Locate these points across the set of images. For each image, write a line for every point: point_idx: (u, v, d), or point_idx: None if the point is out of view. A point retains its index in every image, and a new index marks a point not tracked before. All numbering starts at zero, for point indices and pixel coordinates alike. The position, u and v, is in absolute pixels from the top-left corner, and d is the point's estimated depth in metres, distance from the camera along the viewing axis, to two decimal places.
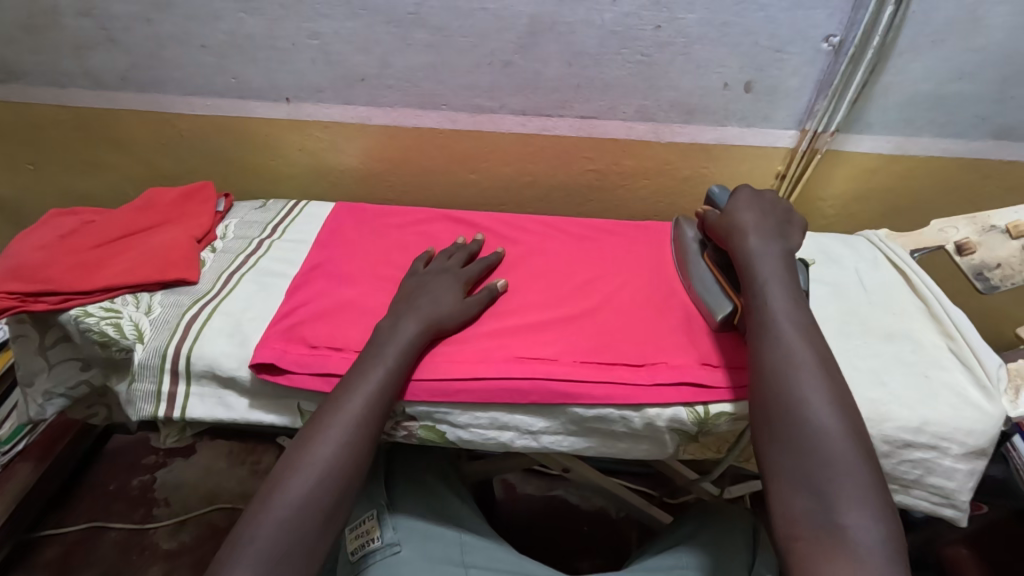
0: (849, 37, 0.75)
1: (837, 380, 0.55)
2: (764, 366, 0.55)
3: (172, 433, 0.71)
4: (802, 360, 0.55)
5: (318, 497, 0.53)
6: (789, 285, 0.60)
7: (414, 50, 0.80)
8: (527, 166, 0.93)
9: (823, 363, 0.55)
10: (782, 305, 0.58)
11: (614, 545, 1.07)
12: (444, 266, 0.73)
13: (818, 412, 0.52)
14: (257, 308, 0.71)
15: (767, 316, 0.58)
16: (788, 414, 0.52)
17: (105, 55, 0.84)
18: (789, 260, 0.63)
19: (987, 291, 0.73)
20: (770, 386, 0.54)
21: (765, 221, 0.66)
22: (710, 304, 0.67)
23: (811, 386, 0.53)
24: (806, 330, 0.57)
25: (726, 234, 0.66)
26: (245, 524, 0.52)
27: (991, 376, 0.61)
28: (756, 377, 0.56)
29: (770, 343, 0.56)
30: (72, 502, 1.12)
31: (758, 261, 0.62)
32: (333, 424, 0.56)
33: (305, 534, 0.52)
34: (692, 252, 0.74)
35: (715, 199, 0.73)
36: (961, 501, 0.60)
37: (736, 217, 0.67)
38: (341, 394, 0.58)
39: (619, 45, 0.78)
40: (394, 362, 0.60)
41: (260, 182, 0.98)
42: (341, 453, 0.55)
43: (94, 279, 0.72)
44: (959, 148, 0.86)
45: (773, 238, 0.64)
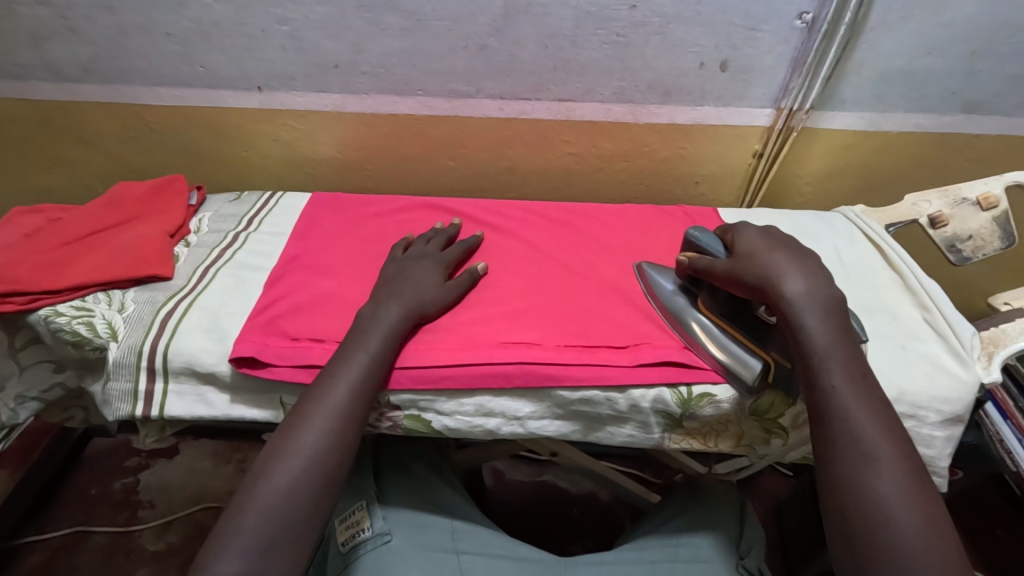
0: (822, 13, 0.75)
1: (924, 485, 0.49)
2: (838, 472, 0.50)
3: (152, 432, 0.69)
4: (884, 468, 0.49)
5: (304, 486, 0.52)
6: (854, 361, 0.53)
7: (386, 35, 0.78)
8: (505, 151, 0.92)
9: (906, 463, 0.49)
10: (850, 392, 0.52)
11: (603, 527, 1.08)
12: (423, 252, 0.73)
13: (911, 536, 0.46)
14: (235, 303, 0.70)
15: (834, 405, 0.51)
16: (875, 537, 0.47)
17: (65, 45, 0.81)
18: (838, 316, 0.55)
19: (959, 264, 0.75)
20: (848, 496, 0.49)
21: (806, 267, 0.59)
22: (735, 360, 0.61)
23: (896, 500, 0.47)
24: (883, 423, 0.51)
25: (755, 282, 0.58)
26: (230, 515, 0.51)
27: (966, 345, 0.63)
28: (830, 485, 0.50)
29: (845, 445, 0.50)
30: (53, 507, 1.09)
31: (810, 326, 0.54)
32: (317, 412, 0.56)
33: (293, 524, 0.51)
34: (682, 305, 0.66)
35: (700, 244, 0.67)
36: (941, 467, 0.62)
37: (767, 264, 0.59)
38: (323, 384, 0.57)
39: (594, 25, 0.77)
40: (376, 349, 0.60)
41: (233, 175, 0.96)
42: (326, 441, 0.55)
43: (63, 277, 0.70)
44: (930, 123, 0.88)
45: (823, 294, 0.56)
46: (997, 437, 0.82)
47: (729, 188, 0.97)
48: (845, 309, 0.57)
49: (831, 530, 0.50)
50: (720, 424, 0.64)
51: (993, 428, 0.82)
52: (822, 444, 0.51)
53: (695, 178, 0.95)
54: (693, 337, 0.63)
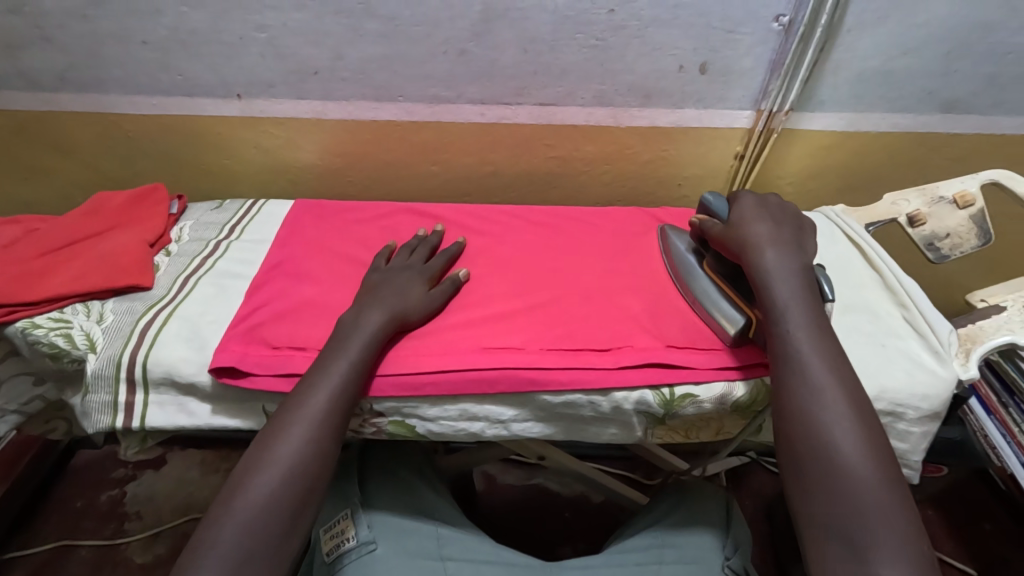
0: (798, 16, 0.76)
1: (870, 422, 0.51)
2: (789, 409, 0.53)
3: (133, 444, 0.68)
4: (833, 403, 0.52)
5: (282, 497, 0.52)
6: (813, 312, 0.57)
7: (365, 41, 0.78)
8: (488, 155, 0.92)
9: (854, 401, 0.52)
10: (807, 338, 0.55)
11: (594, 529, 1.08)
12: (407, 263, 0.72)
13: (853, 462, 0.49)
14: (216, 312, 0.69)
15: (789, 349, 0.55)
16: (820, 464, 0.49)
17: (41, 55, 0.81)
18: (807, 280, 0.59)
19: (938, 262, 0.76)
20: (795, 421, 0.52)
21: (781, 236, 0.63)
22: (723, 317, 0.64)
23: (841, 432, 0.50)
24: (835, 365, 0.54)
25: (736, 247, 0.63)
26: (206, 528, 0.50)
27: (944, 341, 0.63)
28: (783, 421, 0.53)
29: (797, 385, 0.53)
30: (37, 521, 1.08)
31: (775, 282, 0.58)
32: (296, 422, 0.55)
33: (271, 532, 0.51)
34: (690, 262, 0.71)
35: (711, 207, 0.69)
36: (914, 461, 0.63)
37: (747, 231, 0.63)
38: (302, 392, 0.57)
39: (573, 30, 0.77)
40: (356, 357, 0.59)
41: (216, 183, 0.96)
42: (305, 450, 0.54)
43: (40, 289, 0.69)
44: (907, 122, 0.89)
45: (792, 258, 0.60)
46: (983, 432, 0.82)
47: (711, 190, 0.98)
48: (816, 273, 0.61)
49: (782, 462, 0.52)
50: (702, 421, 0.64)
51: (977, 422, 0.83)
52: (778, 386, 0.54)
53: (678, 180, 0.96)
54: (693, 290, 0.68)
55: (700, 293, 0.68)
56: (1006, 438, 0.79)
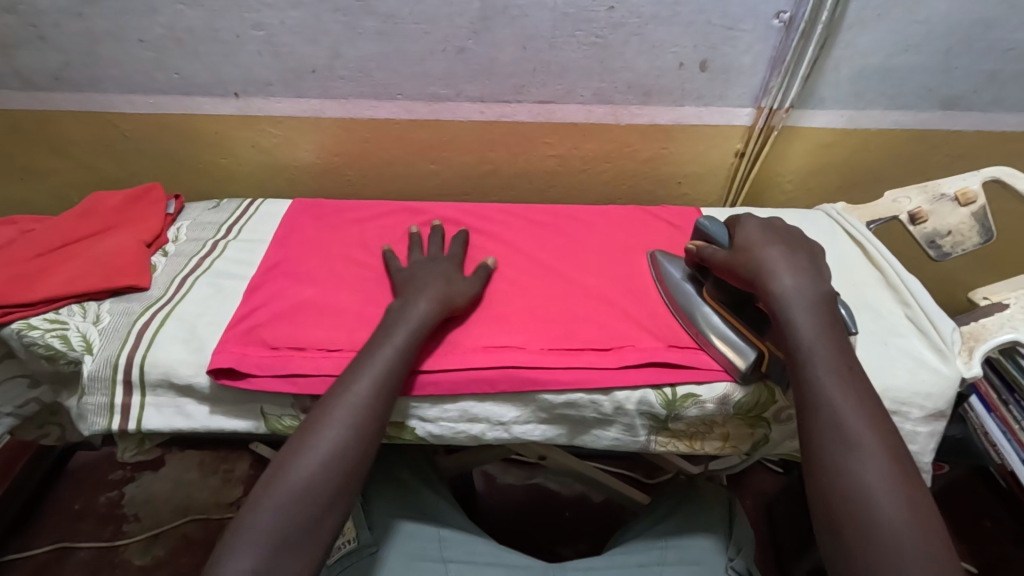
0: (799, 12, 0.75)
1: (909, 478, 0.48)
2: (823, 464, 0.50)
3: (130, 446, 0.68)
4: (871, 457, 0.49)
5: (320, 481, 0.51)
6: (842, 355, 0.54)
7: (363, 39, 0.78)
8: (487, 153, 0.91)
9: (890, 454, 0.49)
10: (838, 385, 0.52)
11: (595, 529, 1.08)
12: (431, 256, 0.72)
13: (895, 524, 0.46)
14: (213, 312, 0.69)
15: (819, 398, 0.52)
16: (857, 525, 0.47)
17: (35, 53, 0.80)
18: (827, 312, 0.57)
19: (939, 259, 0.76)
20: (832, 479, 0.49)
21: (796, 264, 0.60)
22: (735, 350, 0.61)
23: (880, 490, 0.47)
24: (870, 415, 0.51)
25: (749, 277, 0.60)
26: (246, 511, 0.50)
27: (947, 339, 0.63)
28: (816, 477, 0.50)
29: (829, 438, 0.50)
30: (34, 524, 1.07)
31: (798, 322, 0.55)
32: (339, 407, 0.54)
33: (305, 523, 0.50)
34: (689, 291, 0.67)
35: (708, 232, 0.67)
36: (921, 462, 0.62)
37: (762, 261, 0.60)
38: (348, 378, 0.56)
39: (572, 27, 0.77)
40: (402, 343, 0.59)
41: (213, 183, 0.95)
42: (348, 437, 0.53)
43: (35, 290, 0.68)
44: (908, 120, 0.88)
45: (812, 290, 0.58)
46: (983, 429, 0.82)
47: (711, 188, 0.97)
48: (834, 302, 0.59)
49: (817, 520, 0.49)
50: (705, 423, 0.64)
51: (978, 419, 0.83)
52: (810, 439, 0.51)
53: (678, 178, 0.95)
54: (697, 322, 0.64)
55: (705, 325, 0.64)
56: (1007, 435, 0.79)
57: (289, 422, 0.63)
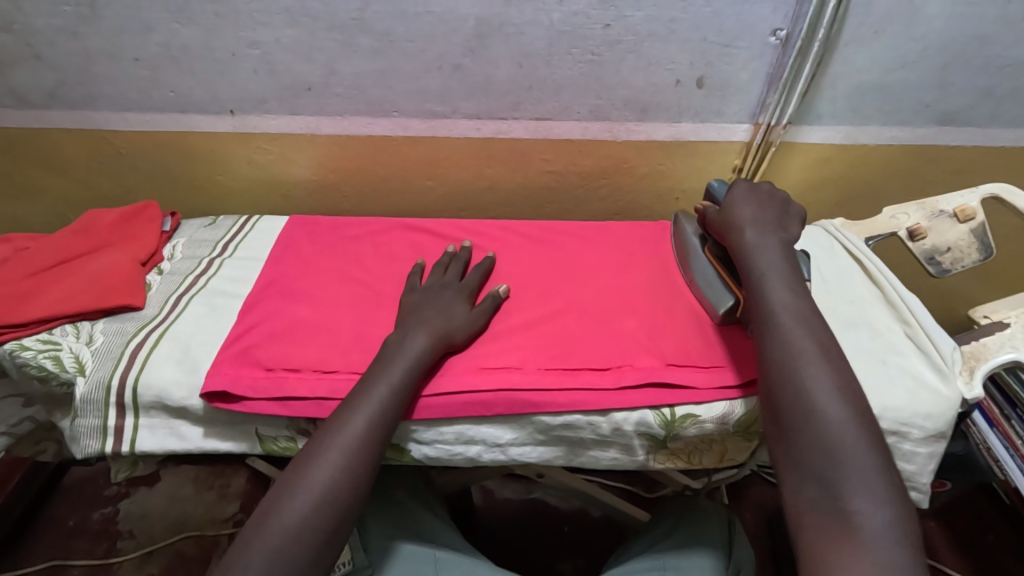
0: (795, 29, 0.75)
1: (840, 363, 0.53)
2: (765, 354, 0.54)
3: (123, 468, 0.67)
4: (808, 345, 0.53)
5: (312, 523, 0.50)
6: (791, 275, 0.59)
7: (359, 57, 0.78)
8: (484, 170, 0.91)
9: (826, 345, 0.54)
10: (783, 293, 0.57)
11: (596, 546, 1.06)
12: (443, 281, 0.72)
13: (826, 397, 0.50)
14: (207, 332, 0.68)
15: (766, 304, 0.56)
16: (793, 399, 0.51)
17: (31, 72, 0.80)
18: (789, 254, 0.61)
19: (939, 276, 0.75)
20: (774, 373, 0.53)
21: (762, 212, 0.64)
22: (715, 298, 0.67)
23: (815, 370, 0.52)
24: (809, 315, 0.56)
25: (721, 230, 0.65)
26: (236, 555, 0.48)
27: (947, 359, 0.63)
28: (760, 364, 0.54)
29: (772, 333, 0.55)
30: (27, 543, 1.06)
31: (757, 254, 0.60)
32: (332, 446, 0.54)
33: (299, 562, 0.48)
34: (694, 243, 0.73)
35: (714, 194, 0.70)
36: (923, 484, 0.62)
37: (732, 210, 0.65)
38: (340, 417, 0.56)
39: (569, 45, 0.77)
40: (397, 383, 0.58)
41: (209, 199, 0.95)
42: (342, 478, 0.52)
43: (27, 310, 0.67)
44: (906, 135, 0.88)
45: (776, 233, 0.62)
46: (986, 445, 0.81)
47: None
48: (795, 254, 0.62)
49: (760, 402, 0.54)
50: (704, 443, 0.63)
51: (981, 435, 0.82)
52: (756, 340, 0.56)
53: (676, 193, 0.95)
54: (696, 273, 0.71)
55: (700, 276, 0.71)
56: (1009, 450, 0.78)
57: (284, 443, 0.62)
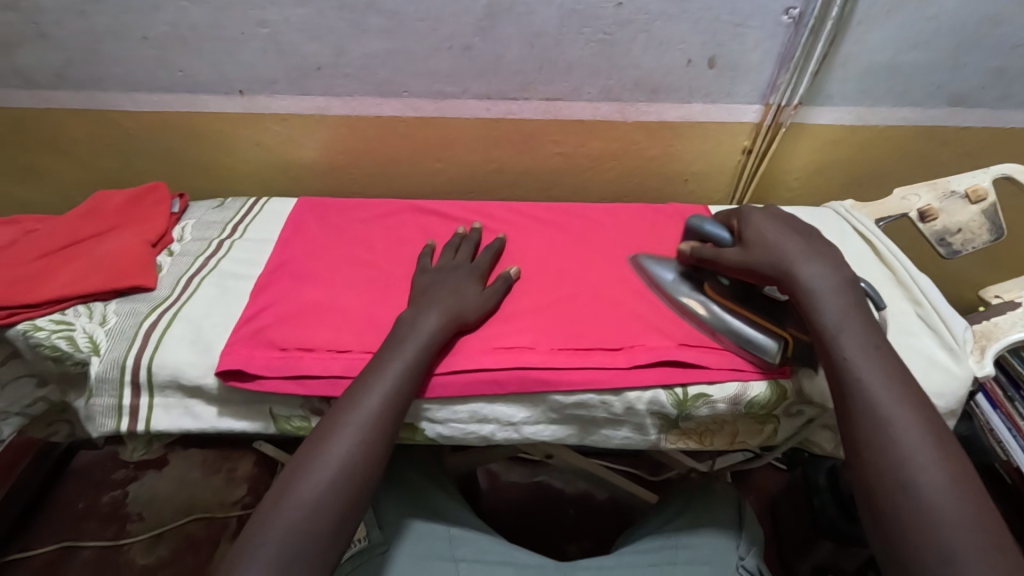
0: (809, 9, 0.75)
1: (947, 444, 0.47)
2: (858, 439, 0.49)
3: (138, 446, 0.67)
4: (907, 428, 0.48)
5: (330, 498, 0.50)
6: (866, 328, 0.53)
7: (368, 36, 0.77)
8: (493, 151, 0.91)
9: (924, 421, 0.48)
10: (864, 357, 0.51)
11: (603, 528, 1.08)
12: (454, 261, 0.72)
13: (937, 493, 0.44)
14: (220, 313, 0.68)
15: (849, 374, 0.51)
16: (897, 499, 0.45)
17: (37, 52, 0.79)
18: (853, 291, 0.56)
19: (950, 257, 0.75)
20: (872, 456, 0.47)
21: (814, 252, 0.58)
22: (758, 343, 0.61)
23: (920, 457, 0.46)
24: (902, 385, 0.50)
25: (768, 271, 0.58)
26: (253, 529, 0.48)
27: (959, 338, 0.63)
28: (852, 450, 0.49)
29: (861, 412, 0.49)
30: (38, 525, 1.07)
31: (823, 305, 0.54)
32: (348, 423, 0.54)
33: (320, 538, 0.48)
34: (690, 293, 0.67)
35: (706, 231, 0.66)
36: None
37: (778, 249, 0.59)
38: (354, 395, 0.56)
39: (580, 24, 0.76)
40: (412, 361, 0.58)
41: (215, 182, 0.95)
42: (359, 452, 0.53)
43: (40, 291, 0.67)
44: (917, 116, 0.88)
45: (833, 272, 0.57)
46: (988, 426, 0.80)
47: (718, 186, 0.97)
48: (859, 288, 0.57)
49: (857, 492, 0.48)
50: (715, 422, 0.64)
51: (984, 416, 0.81)
52: (843, 416, 0.51)
53: (684, 176, 0.95)
54: (711, 323, 0.64)
55: (720, 327, 0.63)
56: (1012, 431, 0.77)
57: (298, 422, 0.63)
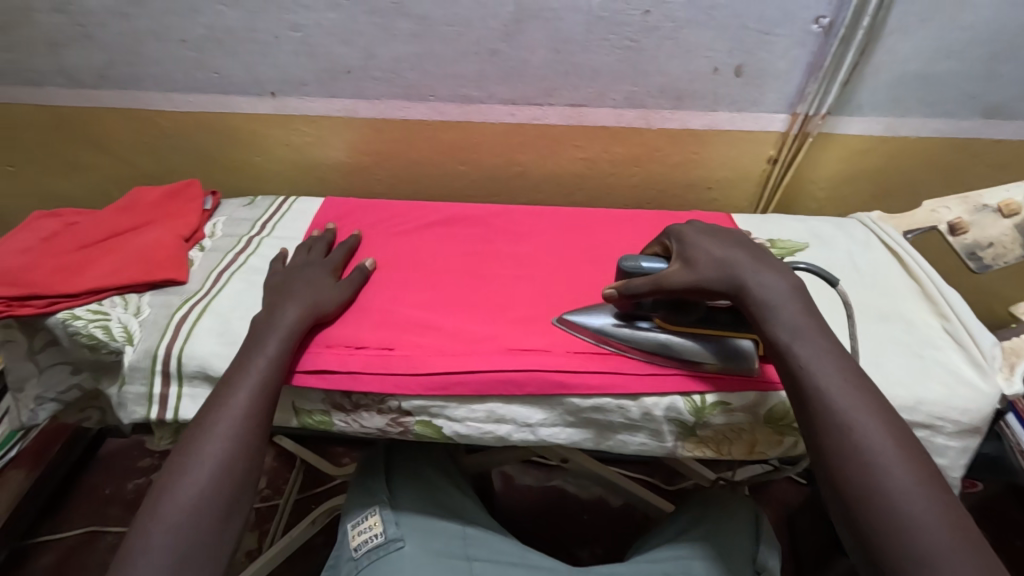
0: (839, 17, 0.74)
1: (912, 444, 0.47)
2: (823, 446, 0.48)
3: (165, 435, 0.69)
4: (872, 431, 0.47)
5: (212, 495, 0.51)
6: (821, 334, 0.52)
7: (397, 40, 0.79)
8: (516, 156, 0.92)
9: (889, 424, 0.48)
10: (824, 363, 0.51)
11: (615, 533, 1.07)
12: (308, 259, 0.73)
13: (906, 494, 0.44)
14: (246, 307, 0.70)
15: (809, 382, 0.50)
16: (868, 500, 0.45)
17: (81, 52, 0.83)
18: (804, 295, 0.55)
19: (979, 272, 0.74)
20: (842, 462, 0.47)
21: (762, 259, 0.57)
22: (736, 361, 0.60)
23: (885, 458, 0.46)
24: (859, 389, 0.50)
25: (722, 286, 0.56)
26: (135, 536, 0.48)
27: (988, 356, 0.62)
28: (819, 458, 0.49)
29: (825, 421, 0.49)
30: (66, 509, 1.10)
31: (780, 313, 0.53)
32: (219, 422, 0.54)
33: (200, 537, 0.49)
34: (643, 333, 0.63)
35: (639, 270, 0.61)
36: (952, 478, 0.61)
37: (728, 263, 0.56)
38: (224, 394, 0.56)
39: (606, 30, 0.77)
40: (274, 354, 0.59)
41: (244, 180, 0.97)
42: (233, 448, 0.53)
43: (80, 282, 0.70)
44: (949, 128, 0.86)
45: (783, 281, 0.55)
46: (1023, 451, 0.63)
47: (742, 194, 0.96)
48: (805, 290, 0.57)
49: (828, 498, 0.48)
50: (735, 432, 0.63)
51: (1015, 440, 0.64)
52: (806, 423, 0.50)
53: (708, 183, 0.94)
54: (685, 356, 0.61)
55: (703, 356, 0.61)
56: None
57: (318, 417, 0.64)
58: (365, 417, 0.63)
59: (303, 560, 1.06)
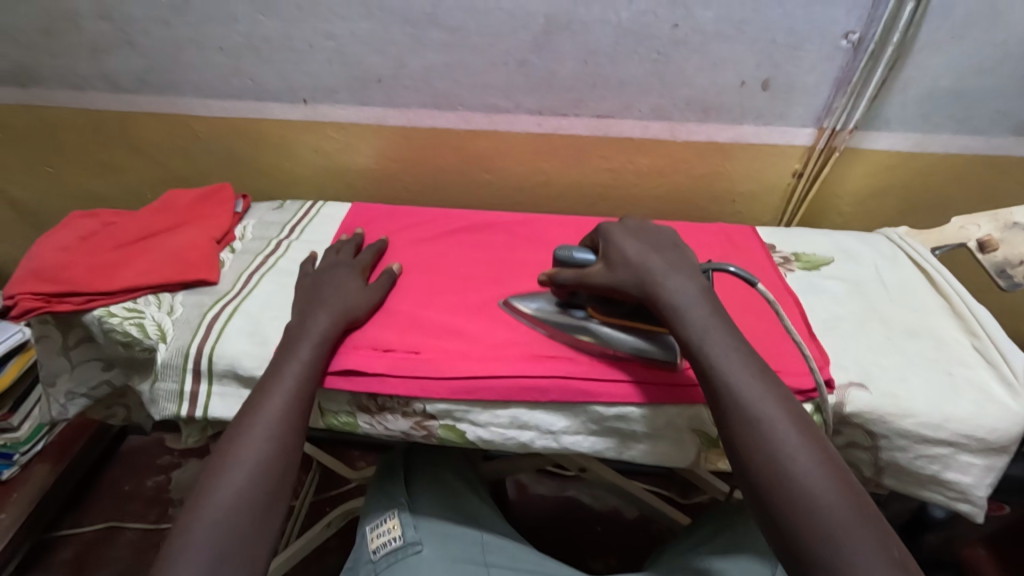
0: (868, 33, 0.75)
1: (816, 432, 0.48)
2: (735, 440, 0.49)
3: (193, 433, 0.70)
4: (778, 421, 0.48)
5: (252, 494, 0.52)
6: (728, 332, 0.54)
7: (428, 50, 0.80)
8: (541, 165, 0.93)
9: (793, 413, 0.49)
10: (732, 359, 0.52)
11: (630, 545, 1.07)
12: (336, 260, 0.74)
13: (810, 478, 0.45)
14: (275, 308, 0.71)
15: (719, 378, 0.51)
16: (776, 487, 0.45)
17: (123, 58, 0.86)
18: (712, 297, 0.57)
19: (1009, 289, 0.71)
20: (750, 452, 0.47)
21: (676, 263, 0.60)
22: (657, 352, 0.62)
23: (789, 445, 0.47)
24: (766, 383, 0.51)
25: (633, 287, 0.59)
26: (177, 536, 0.49)
27: (1018, 374, 0.61)
28: (733, 452, 0.49)
29: (736, 415, 0.49)
30: (87, 504, 1.12)
31: (690, 313, 0.55)
32: (253, 425, 0.56)
33: (241, 534, 0.50)
34: (574, 320, 0.66)
35: (570, 260, 0.66)
36: (978, 497, 0.59)
37: (642, 265, 0.59)
38: (258, 400, 0.58)
39: (636, 43, 0.78)
40: (308, 359, 0.60)
41: (273, 185, 0.99)
42: (267, 448, 0.55)
43: (115, 280, 0.72)
44: (979, 144, 0.86)
45: (694, 284, 0.58)
46: None
47: (766, 207, 0.96)
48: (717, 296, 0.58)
49: (741, 490, 0.48)
50: None
51: None
52: (719, 418, 0.51)
53: (732, 196, 0.94)
54: (611, 344, 0.63)
55: (626, 344, 0.63)
56: None
57: (345, 418, 0.65)
58: (390, 420, 0.64)
59: (317, 562, 1.07)
